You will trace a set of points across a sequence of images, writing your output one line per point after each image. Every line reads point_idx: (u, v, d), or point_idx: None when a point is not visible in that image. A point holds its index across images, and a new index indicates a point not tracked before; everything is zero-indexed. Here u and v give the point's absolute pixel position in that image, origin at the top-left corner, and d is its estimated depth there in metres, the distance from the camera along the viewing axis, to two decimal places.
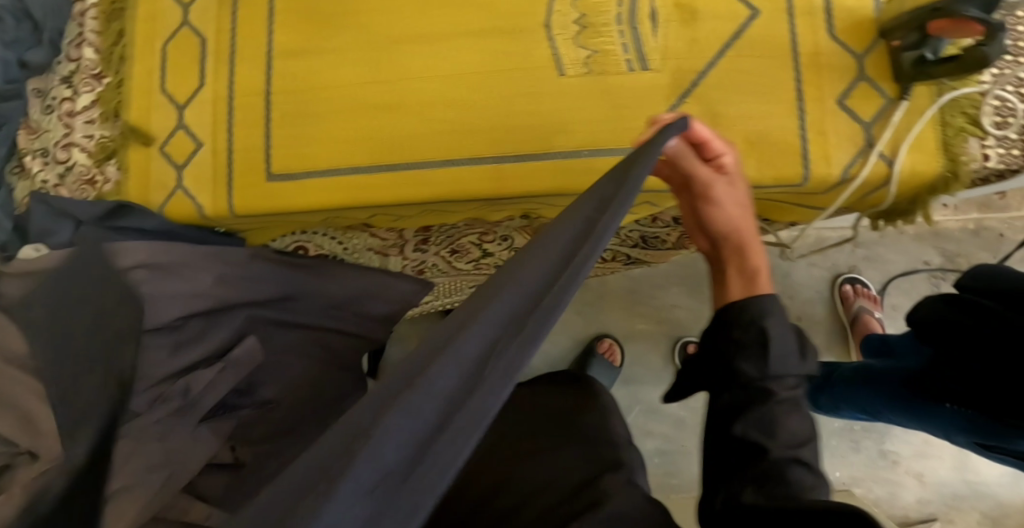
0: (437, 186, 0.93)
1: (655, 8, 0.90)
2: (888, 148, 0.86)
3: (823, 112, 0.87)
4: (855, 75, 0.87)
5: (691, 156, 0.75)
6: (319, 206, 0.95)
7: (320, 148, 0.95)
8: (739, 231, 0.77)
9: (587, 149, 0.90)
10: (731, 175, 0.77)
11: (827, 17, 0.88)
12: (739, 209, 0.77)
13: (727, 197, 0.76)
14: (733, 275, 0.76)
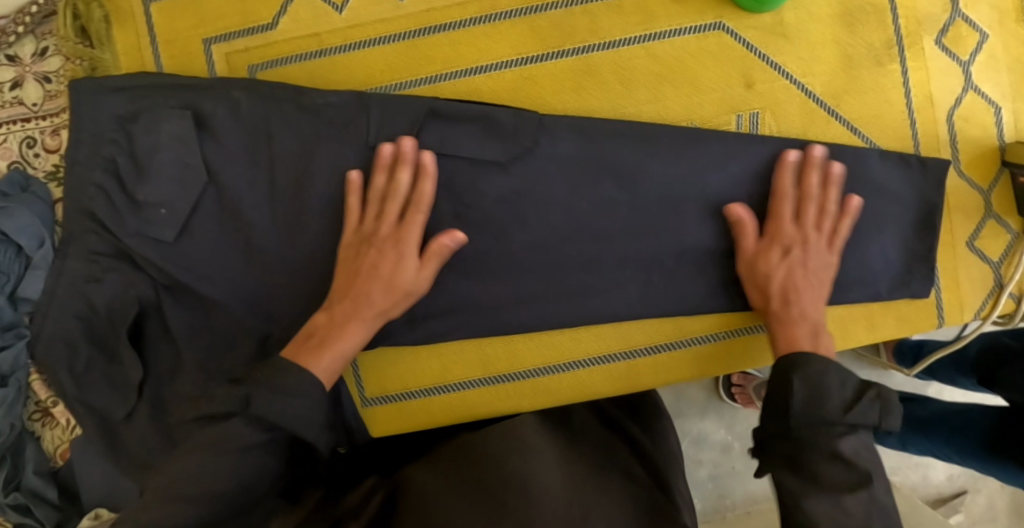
0: (559, 391, 0.83)
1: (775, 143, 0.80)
2: (1016, 286, 0.84)
3: (955, 258, 0.83)
4: (982, 212, 0.84)
5: (745, 231, 0.77)
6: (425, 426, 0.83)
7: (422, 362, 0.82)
8: (806, 307, 0.74)
9: (722, 331, 0.83)
10: (838, 232, 0.76)
11: (953, 152, 0.83)
12: (806, 287, 0.75)
13: (817, 265, 0.75)
14: (789, 345, 0.72)
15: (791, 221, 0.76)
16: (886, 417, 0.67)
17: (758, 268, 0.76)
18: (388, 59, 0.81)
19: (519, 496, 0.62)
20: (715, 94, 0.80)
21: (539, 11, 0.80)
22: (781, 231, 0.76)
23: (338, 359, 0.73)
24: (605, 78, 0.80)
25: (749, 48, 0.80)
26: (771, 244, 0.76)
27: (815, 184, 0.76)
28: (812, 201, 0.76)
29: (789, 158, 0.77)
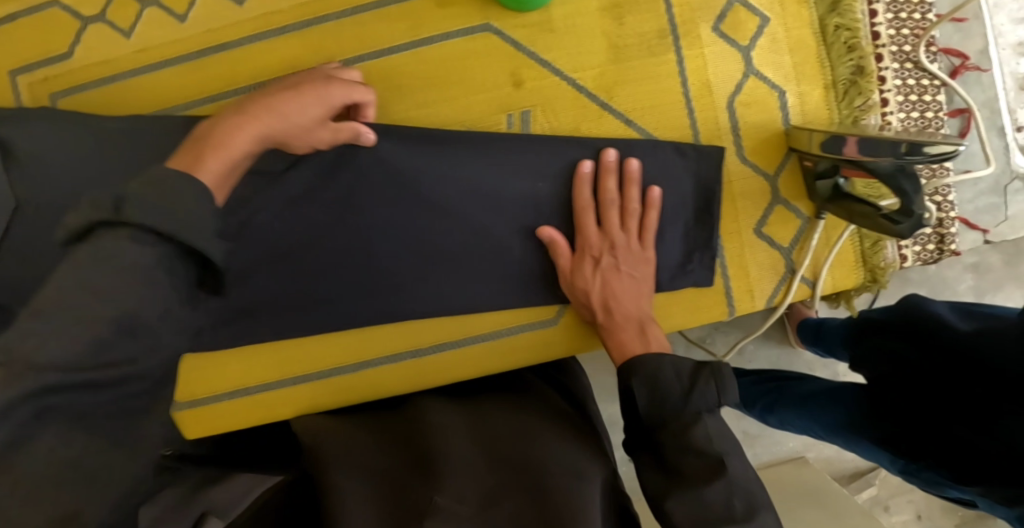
0: (359, 390, 0.84)
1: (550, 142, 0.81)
2: (808, 270, 0.85)
3: (741, 246, 0.83)
4: (768, 199, 0.83)
5: (562, 250, 0.79)
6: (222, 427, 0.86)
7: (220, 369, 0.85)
8: (629, 312, 0.76)
9: (510, 326, 0.84)
10: (646, 227, 0.78)
11: (736, 140, 0.83)
12: (624, 293, 0.77)
13: (627, 266, 0.78)
14: (618, 353, 0.75)
15: (594, 228, 0.78)
16: (718, 394, 0.67)
17: (576, 285, 0.78)
18: (173, 81, 0.84)
19: (444, 458, 0.62)
20: (484, 95, 0.82)
21: (311, 24, 0.82)
22: (596, 239, 0.78)
23: (229, 161, 0.59)
24: (376, 86, 0.81)
25: (518, 47, 0.81)
26: (583, 257, 0.78)
27: (610, 181, 0.78)
28: (609, 209, 0.78)
29: (581, 171, 0.79)
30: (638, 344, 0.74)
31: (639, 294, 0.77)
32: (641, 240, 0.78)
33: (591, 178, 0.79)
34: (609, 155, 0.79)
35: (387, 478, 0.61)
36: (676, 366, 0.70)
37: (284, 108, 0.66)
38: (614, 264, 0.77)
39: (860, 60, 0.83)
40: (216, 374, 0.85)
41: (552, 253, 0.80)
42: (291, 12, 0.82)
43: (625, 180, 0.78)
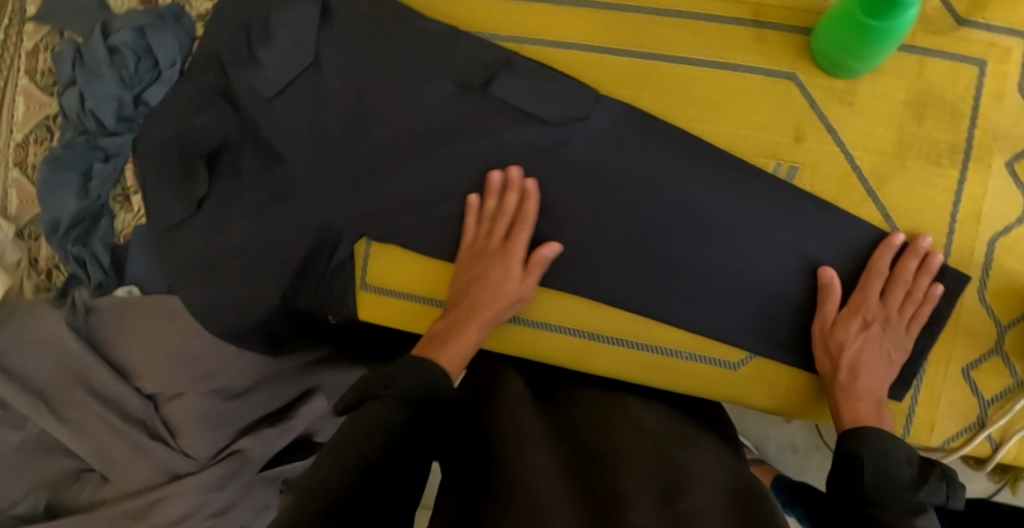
0: (529, 345, 0.89)
1: (806, 205, 0.82)
2: (999, 433, 0.82)
3: (943, 377, 0.82)
4: (989, 347, 0.82)
5: (830, 295, 0.81)
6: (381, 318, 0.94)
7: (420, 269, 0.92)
8: (872, 384, 0.78)
9: (687, 351, 0.87)
10: (918, 316, 0.79)
11: (982, 277, 0.82)
12: (874, 365, 0.79)
13: (890, 342, 0.79)
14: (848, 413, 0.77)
15: (878, 297, 0.80)
16: (946, 490, 0.67)
17: (832, 334, 0.80)
18: (490, 13, 0.90)
19: (619, 452, 0.69)
20: (761, 135, 0.83)
21: (633, 12, 0.86)
22: (875, 308, 0.80)
23: (460, 354, 0.80)
24: (668, 87, 0.85)
25: (813, 106, 0.83)
26: (853, 314, 0.80)
27: (912, 263, 0.79)
28: (903, 288, 0.79)
29: (895, 241, 0.80)
30: (873, 416, 0.76)
31: (888, 370, 0.79)
32: (905, 322, 0.80)
33: (828, 252, 0.82)
34: (925, 242, 0.80)
35: (573, 464, 0.67)
36: (907, 457, 0.70)
37: (478, 248, 0.87)
38: (879, 334, 0.79)
39: None
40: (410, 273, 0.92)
41: (822, 295, 0.81)
42: None
43: (926, 271, 0.79)
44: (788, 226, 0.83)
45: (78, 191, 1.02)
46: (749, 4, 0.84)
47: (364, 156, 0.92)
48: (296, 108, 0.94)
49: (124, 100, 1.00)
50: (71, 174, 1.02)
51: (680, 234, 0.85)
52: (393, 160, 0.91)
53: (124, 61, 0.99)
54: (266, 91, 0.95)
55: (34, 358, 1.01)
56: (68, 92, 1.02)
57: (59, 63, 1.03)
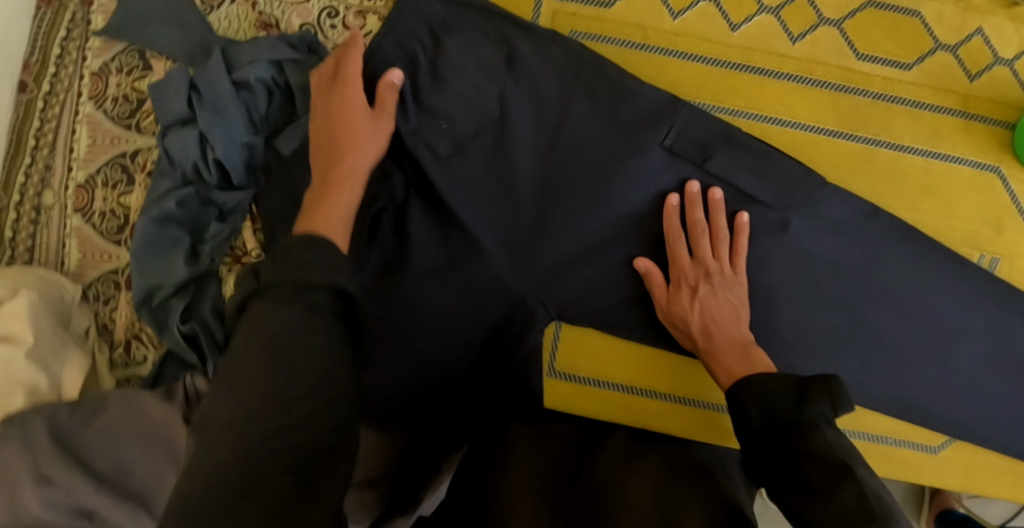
0: (719, 432, 0.84)
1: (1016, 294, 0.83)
2: None
3: None
4: None
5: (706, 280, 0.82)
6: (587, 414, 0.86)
7: (629, 356, 0.86)
8: (732, 337, 0.77)
9: (891, 436, 0.88)
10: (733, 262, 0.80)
11: None
12: (722, 319, 0.78)
13: (725, 293, 0.79)
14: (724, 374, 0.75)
15: (684, 261, 0.80)
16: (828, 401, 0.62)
17: (673, 313, 0.80)
18: (699, 78, 0.85)
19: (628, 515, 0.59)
20: (967, 226, 0.85)
21: (849, 92, 0.85)
22: (686, 269, 0.80)
23: (339, 218, 0.71)
24: (882, 172, 0.84)
25: (1015, 200, 0.85)
26: (678, 288, 0.80)
27: (697, 212, 0.80)
28: (709, 238, 0.80)
29: (671, 203, 0.81)
30: (735, 363, 0.74)
31: (737, 319, 0.78)
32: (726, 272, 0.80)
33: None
34: (694, 187, 0.81)
35: None
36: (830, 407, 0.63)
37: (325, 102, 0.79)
38: (710, 289, 0.79)
39: None
40: (610, 363, 0.86)
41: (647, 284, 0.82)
42: (834, 71, 0.85)
43: (713, 217, 0.81)
44: (999, 316, 0.83)
45: (188, 253, 0.85)
46: (958, 94, 0.85)
47: (555, 224, 0.83)
48: (472, 166, 0.84)
49: (254, 147, 0.84)
50: (179, 231, 0.85)
51: (893, 319, 0.83)
52: (589, 230, 0.83)
53: (255, 102, 0.84)
54: (441, 148, 0.83)
55: (129, 455, 0.78)
56: (174, 133, 0.84)
57: (164, 96, 0.84)
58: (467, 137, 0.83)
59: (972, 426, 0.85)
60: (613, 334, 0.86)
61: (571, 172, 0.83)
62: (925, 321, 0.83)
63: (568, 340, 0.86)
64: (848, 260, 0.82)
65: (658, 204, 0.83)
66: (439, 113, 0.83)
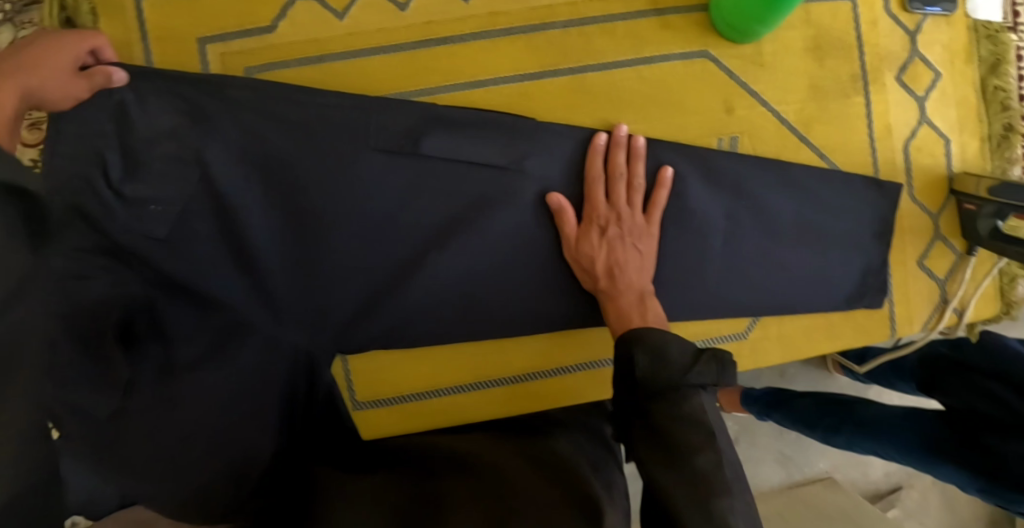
0: (527, 400, 0.87)
1: (755, 165, 0.86)
2: (959, 302, 0.93)
3: (906, 275, 0.91)
4: (931, 235, 0.92)
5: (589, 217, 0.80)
6: (393, 432, 0.86)
7: (411, 365, 0.85)
8: (631, 279, 0.77)
9: (700, 338, 0.89)
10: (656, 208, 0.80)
11: (908, 180, 0.91)
12: (630, 263, 0.78)
13: (633, 239, 0.78)
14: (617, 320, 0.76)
15: (602, 201, 0.79)
16: (706, 372, 0.67)
17: (580, 252, 0.79)
18: (389, 70, 0.82)
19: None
20: (699, 116, 0.85)
21: (538, 30, 0.83)
22: (598, 212, 0.79)
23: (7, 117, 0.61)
24: (597, 96, 0.83)
25: (732, 75, 0.85)
26: (589, 227, 0.78)
27: (619, 155, 0.80)
28: (630, 183, 0.79)
29: (597, 142, 0.79)
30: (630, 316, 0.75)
31: (644, 263, 0.78)
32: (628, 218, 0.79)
33: (787, 203, 0.87)
34: (622, 131, 0.80)
35: None
36: (703, 379, 0.67)
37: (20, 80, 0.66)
38: (622, 233, 0.78)
39: (1010, 119, 0.93)
40: (410, 376, 0.85)
41: (558, 221, 0.79)
42: (516, 15, 0.83)
43: (622, 160, 0.80)
44: (752, 190, 0.86)
45: None
46: None
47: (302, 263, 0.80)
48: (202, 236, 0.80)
49: None
50: None
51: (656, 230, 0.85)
52: (341, 256, 0.81)
53: None
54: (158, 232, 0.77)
55: None
56: None
57: None
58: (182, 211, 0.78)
59: (769, 298, 0.87)
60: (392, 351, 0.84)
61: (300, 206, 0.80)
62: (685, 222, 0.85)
63: (359, 372, 0.85)
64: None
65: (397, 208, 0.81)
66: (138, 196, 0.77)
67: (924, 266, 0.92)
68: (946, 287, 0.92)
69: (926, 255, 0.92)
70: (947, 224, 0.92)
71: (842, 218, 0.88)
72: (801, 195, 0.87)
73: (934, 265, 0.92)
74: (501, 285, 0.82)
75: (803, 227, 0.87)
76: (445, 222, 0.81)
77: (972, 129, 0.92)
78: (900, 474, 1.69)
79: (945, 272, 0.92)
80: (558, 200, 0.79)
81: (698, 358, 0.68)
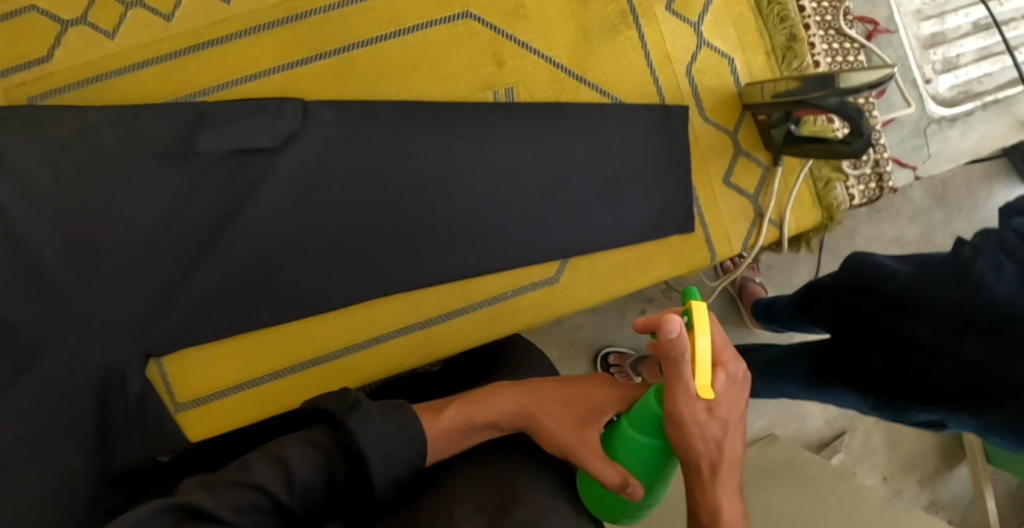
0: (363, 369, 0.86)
1: (534, 111, 0.88)
2: (775, 213, 0.93)
3: (714, 196, 0.92)
4: (733, 152, 0.92)
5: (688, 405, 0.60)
6: (285, 405, 0.86)
7: (307, 334, 0.86)
8: (725, 486, 0.62)
9: (510, 289, 0.88)
10: (723, 396, 0.61)
11: (698, 102, 0.92)
12: (723, 449, 0.61)
13: (724, 431, 0.61)
14: (497, 418, 0.66)
15: (698, 401, 0.60)
16: None
17: (687, 433, 0.60)
18: (161, 80, 0.85)
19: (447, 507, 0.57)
20: (469, 75, 0.88)
21: (298, 19, 0.87)
22: (697, 423, 0.60)
23: None
24: (365, 71, 0.87)
25: (496, 30, 0.88)
26: (680, 431, 0.60)
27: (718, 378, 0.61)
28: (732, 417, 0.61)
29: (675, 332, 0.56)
30: (511, 404, 0.67)
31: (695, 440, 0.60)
32: (715, 413, 0.60)
33: (573, 144, 0.89)
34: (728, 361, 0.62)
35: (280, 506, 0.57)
36: None
37: None
38: (717, 442, 0.61)
39: (792, 28, 0.94)
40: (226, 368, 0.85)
41: (669, 371, 0.59)
42: (275, 9, 0.87)
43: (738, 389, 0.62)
44: (531, 137, 0.88)
45: None
46: None
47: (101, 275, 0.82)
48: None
49: None
50: None
51: (446, 192, 0.86)
52: (138, 263, 0.83)
53: None
54: None
55: None
56: None
57: None
58: None
59: (572, 237, 0.88)
60: (274, 325, 0.85)
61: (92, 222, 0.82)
62: (475, 178, 0.87)
63: (179, 371, 0.85)
64: (369, 162, 0.85)
65: (186, 210, 0.83)
66: None
67: (730, 185, 0.92)
68: (758, 202, 0.93)
69: (730, 172, 0.92)
70: (748, 133, 0.93)
71: (632, 149, 0.90)
72: (587, 134, 0.89)
73: (739, 179, 0.92)
74: (302, 266, 0.84)
75: (592, 165, 0.89)
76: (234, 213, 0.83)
77: (756, 43, 0.94)
78: (842, 420, 1.74)
79: (753, 186, 0.92)
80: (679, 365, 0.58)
81: None
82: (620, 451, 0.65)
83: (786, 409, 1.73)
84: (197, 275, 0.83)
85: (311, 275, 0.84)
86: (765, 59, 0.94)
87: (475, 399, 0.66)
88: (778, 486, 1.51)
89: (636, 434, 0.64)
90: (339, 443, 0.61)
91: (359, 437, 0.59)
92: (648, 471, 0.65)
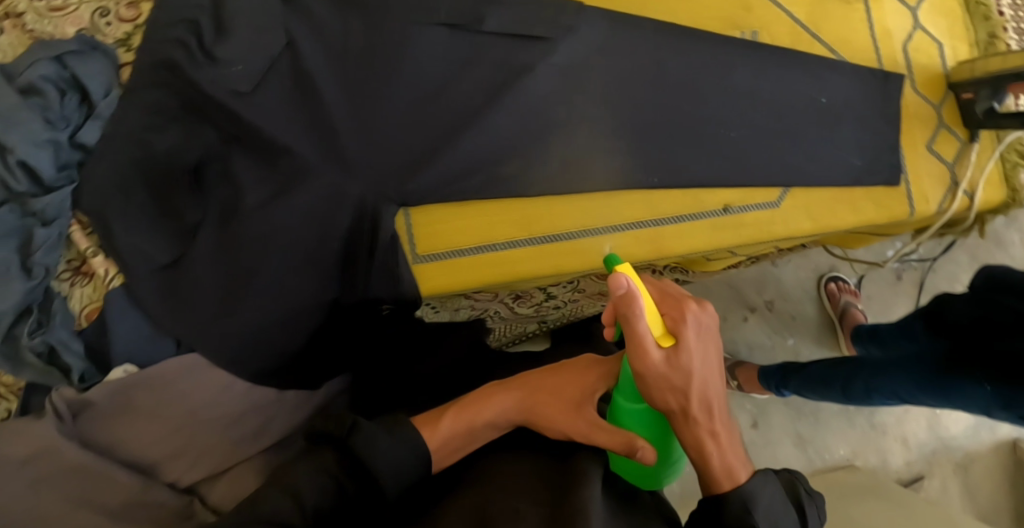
0: (596, 254, 0.92)
1: (773, 51, 0.96)
2: (969, 184, 1.01)
3: (917, 158, 1.00)
4: (936, 124, 1.01)
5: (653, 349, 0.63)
6: (523, 274, 0.92)
7: (550, 211, 0.92)
8: (710, 420, 0.65)
9: (737, 205, 0.95)
10: (687, 342, 0.64)
11: (909, 74, 1.01)
12: (706, 389, 0.65)
13: (703, 378, 0.64)
14: (496, 416, 0.78)
15: (660, 356, 0.63)
16: (795, 484, 0.67)
17: (653, 386, 0.64)
18: None
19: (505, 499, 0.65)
20: (720, 13, 0.98)
21: None
22: (660, 370, 0.63)
23: None
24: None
25: None
26: (657, 388, 0.64)
27: (684, 327, 0.64)
28: (708, 360, 0.64)
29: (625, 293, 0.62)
30: (512, 406, 0.78)
31: (724, 461, 0.65)
32: (693, 366, 0.64)
33: (802, 86, 0.97)
34: (695, 318, 0.65)
35: None
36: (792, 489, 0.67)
37: None
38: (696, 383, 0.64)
39: (994, 30, 1.04)
40: (468, 231, 0.91)
41: (631, 335, 0.63)
42: None
43: (711, 333, 0.65)
44: (767, 73, 0.96)
45: (19, 274, 0.84)
46: None
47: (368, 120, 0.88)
48: (281, 92, 0.88)
49: (56, 144, 0.85)
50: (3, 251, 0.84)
51: (688, 106, 0.94)
52: (404, 114, 0.89)
53: (47, 100, 0.85)
54: (243, 86, 0.86)
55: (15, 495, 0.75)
56: None
57: None
58: (268, 67, 0.87)
59: (790, 169, 0.96)
60: (520, 199, 0.91)
61: (372, 70, 0.89)
62: (714, 97, 0.94)
63: (423, 227, 0.90)
64: (625, 66, 0.92)
65: (458, 76, 0.90)
66: (230, 48, 0.86)
67: (932, 152, 1.00)
68: (954, 171, 1.00)
69: (931, 140, 1.01)
70: (949, 109, 1.02)
71: (851, 101, 0.98)
72: (816, 79, 0.97)
73: (940, 146, 1.01)
74: (551, 148, 0.91)
75: (815, 108, 0.97)
76: (501, 88, 0.90)
77: (961, 35, 1.04)
78: (921, 463, 1.72)
79: (951, 156, 1.01)
80: (648, 331, 0.63)
81: (795, 479, 0.68)
82: (623, 420, 0.73)
83: (862, 441, 1.72)
84: (459, 136, 0.89)
85: (559, 157, 0.91)
86: (969, 50, 1.04)
87: (477, 404, 0.78)
88: (867, 504, 1.48)
89: (630, 404, 0.72)
90: (344, 463, 0.68)
91: (367, 452, 0.67)
92: (651, 431, 0.72)
